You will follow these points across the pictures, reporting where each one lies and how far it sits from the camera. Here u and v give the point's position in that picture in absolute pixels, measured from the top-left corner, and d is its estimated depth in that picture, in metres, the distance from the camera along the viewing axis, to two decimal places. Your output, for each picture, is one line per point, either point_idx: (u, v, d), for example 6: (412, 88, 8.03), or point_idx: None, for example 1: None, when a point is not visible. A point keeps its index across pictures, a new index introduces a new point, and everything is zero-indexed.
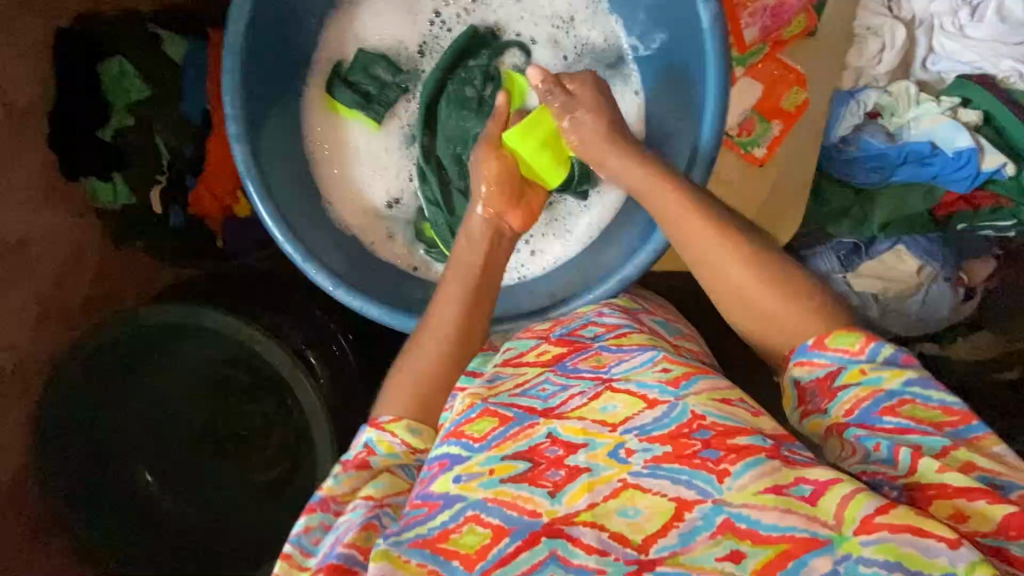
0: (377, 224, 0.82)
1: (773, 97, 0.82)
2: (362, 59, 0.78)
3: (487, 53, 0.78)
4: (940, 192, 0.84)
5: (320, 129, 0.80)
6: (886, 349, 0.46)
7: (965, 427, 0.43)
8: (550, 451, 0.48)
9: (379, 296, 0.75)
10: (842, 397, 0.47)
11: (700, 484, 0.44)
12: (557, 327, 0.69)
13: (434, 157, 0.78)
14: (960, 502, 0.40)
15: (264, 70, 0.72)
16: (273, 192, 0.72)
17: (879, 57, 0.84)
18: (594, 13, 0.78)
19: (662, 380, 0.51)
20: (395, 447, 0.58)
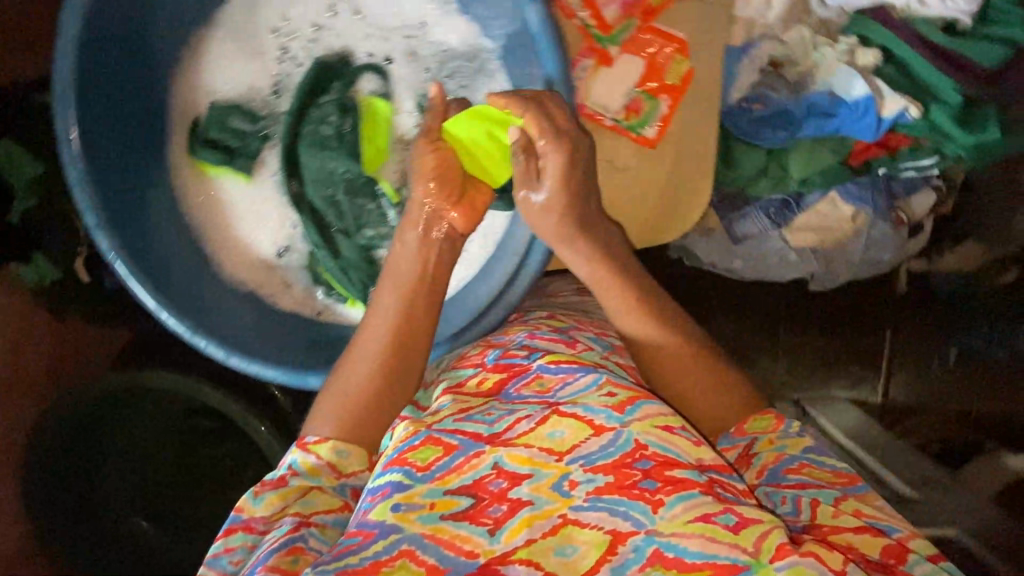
0: (272, 276, 0.81)
1: (655, 71, 0.76)
2: (215, 114, 0.75)
3: (339, 84, 0.74)
4: (846, 142, 0.79)
5: (192, 191, 0.78)
6: (791, 428, 0.62)
7: (852, 486, 0.57)
8: (493, 484, 0.50)
9: (277, 353, 0.75)
10: (756, 461, 0.60)
11: (635, 515, 0.47)
12: (489, 350, 0.70)
13: (306, 202, 0.76)
14: (848, 535, 0.51)
15: (109, 146, 0.69)
16: (148, 268, 0.70)
17: (768, 3, 0.76)
18: (444, 15, 0.73)
19: (608, 405, 0.53)
20: (318, 469, 0.59)
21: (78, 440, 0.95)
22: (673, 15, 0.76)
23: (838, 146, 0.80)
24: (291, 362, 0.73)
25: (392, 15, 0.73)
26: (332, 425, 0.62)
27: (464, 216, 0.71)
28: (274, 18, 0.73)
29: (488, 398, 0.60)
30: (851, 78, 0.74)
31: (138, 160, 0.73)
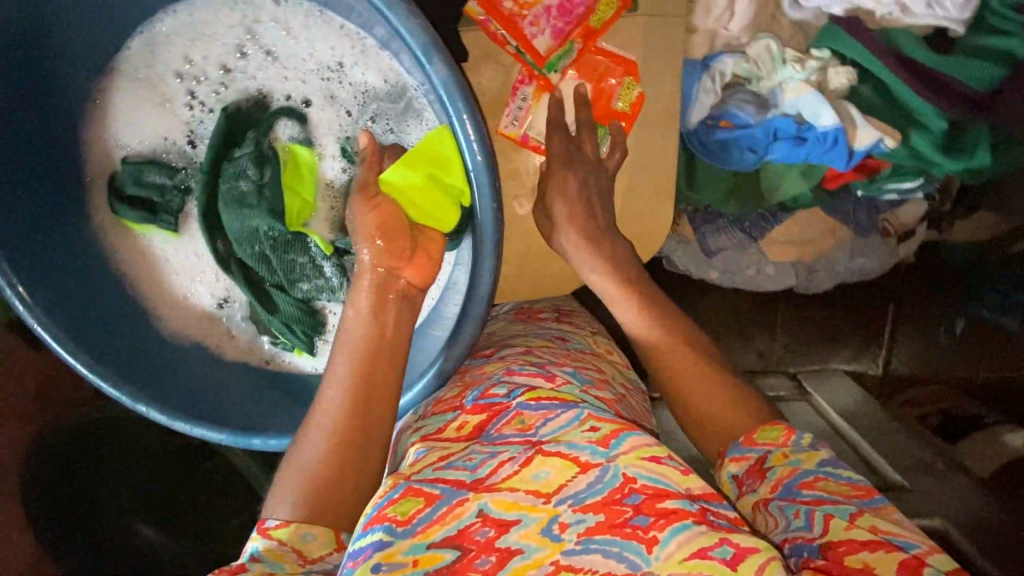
0: (215, 328, 0.79)
1: (602, 97, 0.68)
2: (129, 171, 0.71)
3: (254, 133, 0.68)
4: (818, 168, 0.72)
5: (123, 248, 0.75)
6: (804, 438, 0.56)
7: (869, 499, 0.52)
8: (480, 533, 0.51)
9: (223, 413, 0.72)
10: (766, 475, 0.55)
11: (631, 556, 0.49)
12: (467, 390, 0.66)
13: (234, 260, 0.72)
14: (864, 557, 0.47)
15: (21, 217, 0.65)
16: (81, 338, 0.68)
17: (730, 11, 0.66)
18: (362, 51, 0.65)
19: (591, 441, 0.54)
20: (284, 557, 0.56)
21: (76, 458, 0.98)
22: (620, 34, 0.67)
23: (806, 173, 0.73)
24: (233, 421, 0.71)
25: (306, 53, 0.67)
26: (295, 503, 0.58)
27: (418, 270, 0.65)
28: (179, 64, 0.68)
29: (469, 442, 0.59)
30: (817, 105, 0.65)
31: (59, 223, 0.70)
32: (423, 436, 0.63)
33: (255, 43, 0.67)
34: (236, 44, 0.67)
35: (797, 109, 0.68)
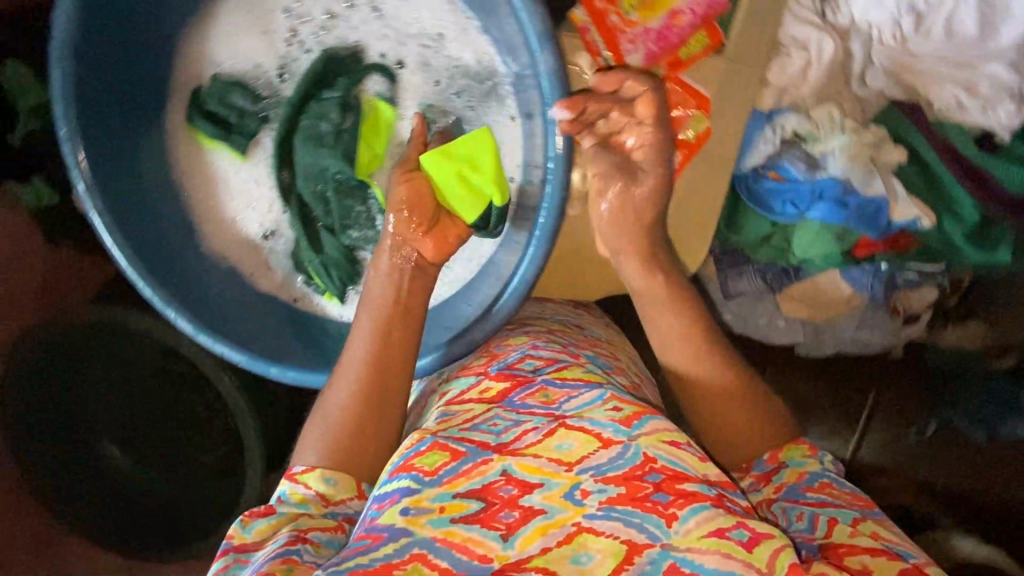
0: (254, 255, 0.81)
1: (672, 125, 0.72)
2: (216, 88, 0.73)
3: (344, 80, 0.72)
4: (853, 235, 0.76)
5: (187, 159, 0.77)
6: (820, 457, 0.62)
7: (870, 511, 0.56)
8: (504, 489, 0.53)
9: (246, 337, 0.74)
10: (776, 479, 0.60)
11: (651, 529, 0.50)
12: (493, 360, 0.71)
13: (294, 195, 0.76)
14: (864, 559, 0.50)
15: (107, 106, 0.68)
16: (133, 234, 0.70)
17: (803, 76, 0.72)
18: (464, 31, 0.70)
19: (614, 420, 0.56)
20: (307, 498, 0.60)
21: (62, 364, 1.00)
22: (702, 71, 0.71)
23: (841, 236, 0.77)
24: (257, 346, 0.74)
25: (410, 20, 0.71)
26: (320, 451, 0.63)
27: (433, 246, 0.69)
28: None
29: (491, 405, 0.63)
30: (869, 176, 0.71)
31: (133, 120, 0.72)
32: (447, 401, 0.68)
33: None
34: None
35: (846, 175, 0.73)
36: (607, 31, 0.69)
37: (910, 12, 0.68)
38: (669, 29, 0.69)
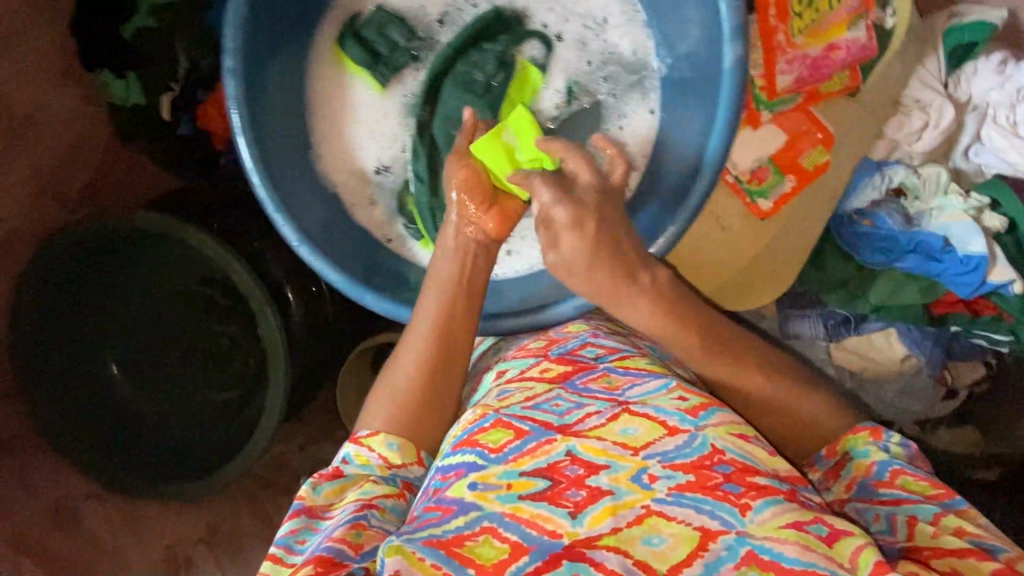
0: (361, 186, 0.81)
1: (795, 151, 0.78)
2: (378, 16, 0.76)
3: (506, 38, 0.75)
4: (939, 290, 0.81)
5: (324, 78, 0.78)
6: (893, 439, 0.55)
7: (951, 499, 0.50)
8: (569, 469, 0.50)
9: (342, 261, 0.75)
10: (845, 476, 0.55)
11: (723, 515, 0.46)
12: (552, 345, 0.69)
13: (428, 133, 0.78)
14: (955, 562, 0.45)
15: (280, 11, 0.71)
16: (261, 135, 0.72)
17: (919, 134, 0.78)
18: (629, 21, 0.74)
19: (681, 409, 0.53)
20: (371, 461, 0.58)
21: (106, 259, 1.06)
22: (831, 108, 0.77)
23: (927, 290, 0.81)
24: (352, 273, 0.75)
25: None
26: (384, 416, 0.61)
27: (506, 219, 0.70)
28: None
29: (552, 385, 0.60)
30: (969, 233, 0.76)
31: (291, 30, 0.73)
32: (506, 379, 0.65)
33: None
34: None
35: (948, 231, 0.78)
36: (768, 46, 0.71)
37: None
38: (823, 58, 0.71)
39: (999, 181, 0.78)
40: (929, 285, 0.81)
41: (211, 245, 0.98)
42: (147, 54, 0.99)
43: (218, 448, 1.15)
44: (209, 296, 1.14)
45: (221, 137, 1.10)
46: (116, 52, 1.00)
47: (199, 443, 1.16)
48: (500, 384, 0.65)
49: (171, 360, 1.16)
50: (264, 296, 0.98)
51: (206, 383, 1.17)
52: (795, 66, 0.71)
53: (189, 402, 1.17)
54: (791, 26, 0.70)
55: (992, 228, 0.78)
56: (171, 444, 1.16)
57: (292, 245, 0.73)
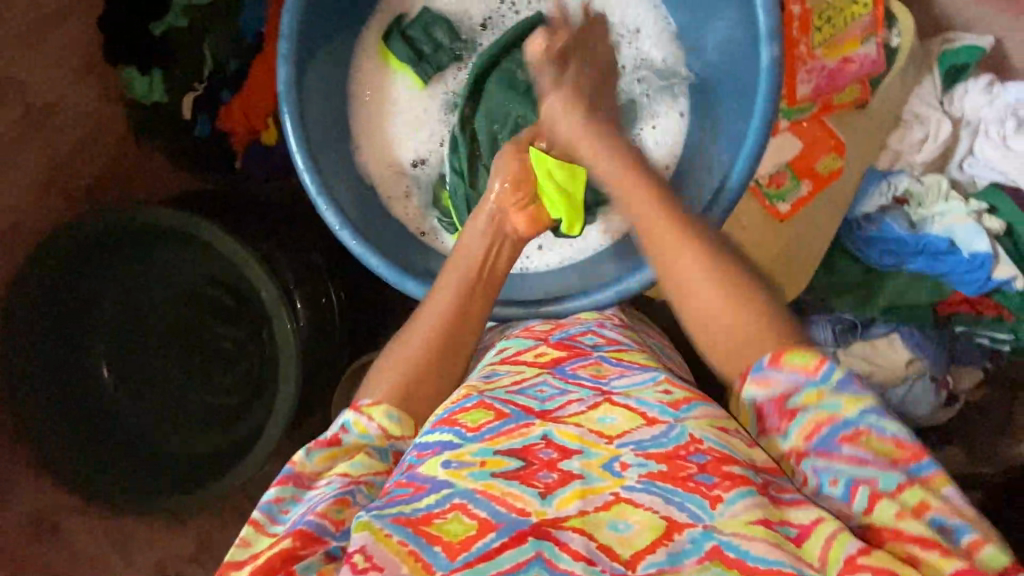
0: (398, 178, 0.85)
1: (811, 158, 0.84)
2: (425, 17, 0.83)
3: (547, 42, 0.84)
4: (946, 288, 0.89)
5: (368, 73, 0.84)
6: (836, 373, 0.52)
7: (916, 462, 0.49)
8: (543, 453, 0.51)
9: (380, 246, 0.77)
10: (801, 423, 0.52)
11: (691, 508, 0.46)
12: (558, 329, 0.73)
13: (470, 128, 0.84)
14: (913, 550, 0.45)
15: (331, 8, 0.76)
16: (307, 121, 0.75)
17: (920, 146, 0.88)
18: (660, 32, 0.84)
19: (663, 402, 0.55)
20: (370, 431, 0.58)
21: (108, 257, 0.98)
22: (844, 120, 0.84)
23: (935, 289, 0.89)
24: (397, 261, 0.77)
25: (617, 12, 0.84)
26: (385, 387, 0.61)
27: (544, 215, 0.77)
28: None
29: (542, 370, 0.63)
30: (974, 235, 0.86)
31: (339, 26, 0.79)
32: (503, 356, 0.69)
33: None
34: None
35: (952, 234, 0.87)
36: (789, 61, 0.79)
37: (1014, 115, 0.86)
38: (839, 70, 0.80)
39: (995, 188, 0.89)
40: (935, 284, 0.89)
41: (224, 241, 0.89)
42: (174, 51, 1.00)
43: (209, 466, 1.03)
44: (216, 299, 1.03)
45: (241, 138, 1.06)
46: (144, 49, 1.00)
47: (188, 459, 1.05)
48: (493, 363, 0.67)
49: (167, 367, 1.05)
50: (280, 297, 0.89)
51: (202, 393, 1.06)
52: (813, 76, 0.80)
53: (181, 415, 1.06)
54: (812, 40, 0.79)
55: (992, 231, 0.88)
56: (157, 459, 1.04)
57: (333, 230, 0.75)
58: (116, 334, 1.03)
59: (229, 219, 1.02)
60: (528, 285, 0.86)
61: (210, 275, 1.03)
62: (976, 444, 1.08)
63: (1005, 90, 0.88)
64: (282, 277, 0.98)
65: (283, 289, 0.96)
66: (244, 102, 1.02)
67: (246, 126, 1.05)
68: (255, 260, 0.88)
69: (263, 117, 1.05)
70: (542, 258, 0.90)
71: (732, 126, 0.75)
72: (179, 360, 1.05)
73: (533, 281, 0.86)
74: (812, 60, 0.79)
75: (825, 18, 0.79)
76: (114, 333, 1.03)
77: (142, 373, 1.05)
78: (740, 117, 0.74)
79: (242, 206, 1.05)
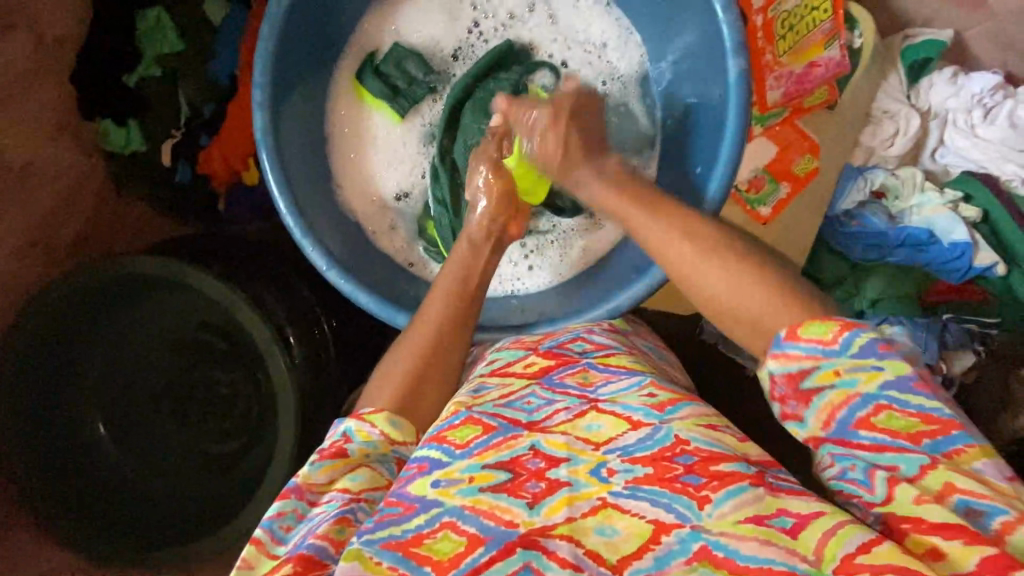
0: (383, 212, 0.86)
1: (786, 160, 0.86)
2: (396, 53, 0.84)
3: (520, 68, 0.85)
4: (931, 279, 0.91)
5: (344, 113, 0.86)
6: (859, 342, 0.50)
7: (944, 439, 0.47)
8: (531, 462, 0.52)
9: (369, 283, 0.77)
10: (819, 406, 0.51)
11: (679, 509, 0.47)
12: (546, 339, 0.73)
13: (449, 157, 0.84)
14: (937, 540, 0.44)
15: (300, 50, 0.77)
16: (286, 164, 0.75)
17: (892, 141, 0.91)
18: (625, 42, 0.86)
19: (647, 404, 0.56)
20: (373, 437, 0.58)
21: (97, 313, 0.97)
22: (814, 120, 0.87)
23: (922, 282, 0.92)
24: (385, 294, 0.77)
25: (582, 30, 0.86)
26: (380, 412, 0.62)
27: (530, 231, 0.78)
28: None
29: (531, 381, 0.63)
30: (953, 224, 0.89)
31: (312, 68, 0.81)
32: (493, 368, 0.68)
33: (546, 6, 0.86)
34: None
35: (933, 225, 0.90)
36: (757, 69, 0.81)
37: (981, 105, 0.91)
38: (807, 75, 0.82)
39: (969, 176, 0.92)
40: (924, 277, 0.92)
41: (211, 286, 0.89)
42: (152, 101, 1.00)
43: (213, 512, 1.01)
44: (207, 341, 1.03)
45: (223, 180, 1.07)
46: (118, 100, 1.00)
47: (191, 507, 1.03)
48: (482, 374, 0.67)
49: (161, 419, 1.04)
50: (271, 334, 0.88)
51: (200, 440, 1.05)
52: (782, 82, 0.81)
53: (181, 463, 1.04)
54: (777, 48, 0.81)
55: (969, 219, 0.90)
56: (161, 509, 1.03)
57: (320, 270, 0.75)
58: (110, 388, 1.02)
59: (217, 262, 1.01)
60: (518, 306, 0.87)
61: (201, 319, 1.03)
62: None
63: (970, 80, 0.92)
64: (274, 316, 0.98)
65: (275, 328, 0.96)
66: (222, 146, 1.03)
67: (227, 170, 1.06)
68: (244, 300, 0.88)
69: (243, 158, 1.05)
70: (531, 279, 0.91)
71: (704, 136, 0.77)
72: (176, 409, 1.04)
73: (522, 302, 0.88)
74: (780, 67, 0.80)
75: (789, 26, 0.80)
76: (109, 387, 1.02)
77: (137, 424, 1.04)
78: (715, 131, 0.74)
79: (230, 246, 1.05)
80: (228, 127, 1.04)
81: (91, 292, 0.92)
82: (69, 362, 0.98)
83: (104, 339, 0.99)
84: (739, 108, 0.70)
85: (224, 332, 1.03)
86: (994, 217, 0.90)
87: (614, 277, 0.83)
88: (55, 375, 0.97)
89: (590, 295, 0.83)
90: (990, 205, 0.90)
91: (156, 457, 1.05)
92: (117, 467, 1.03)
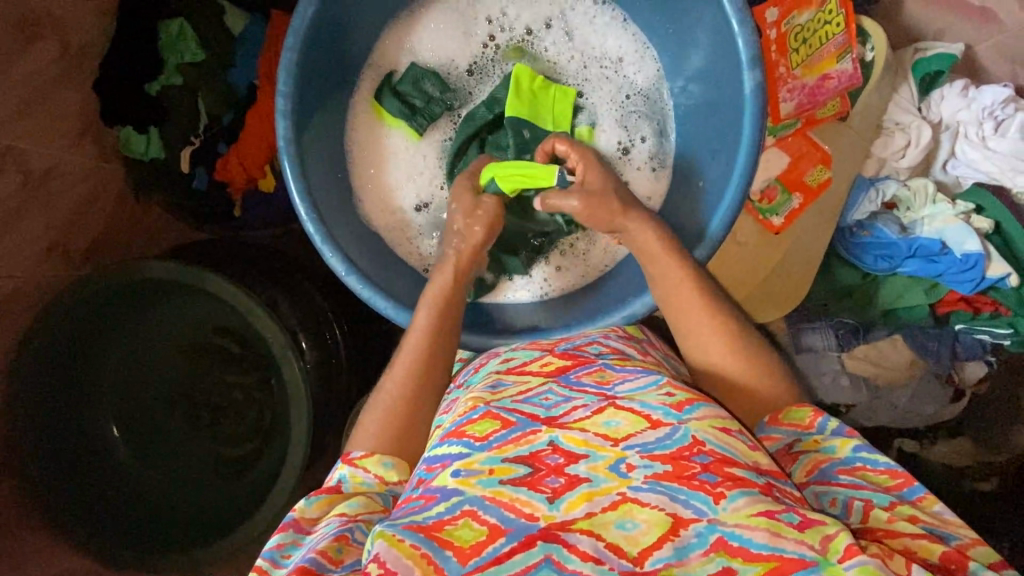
0: (402, 224, 0.89)
1: (798, 171, 0.90)
2: (413, 72, 0.87)
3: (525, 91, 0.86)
4: (941, 290, 0.94)
5: (365, 130, 0.88)
6: (832, 422, 0.60)
7: (909, 488, 0.54)
8: (550, 458, 0.52)
9: (392, 293, 0.79)
10: (803, 462, 0.59)
11: (696, 504, 0.47)
12: (559, 343, 0.73)
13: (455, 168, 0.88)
14: (906, 541, 0.49)
15: (324, 66, 0.79)
16: (308, 172, 0.77)
17: (903, 152, 0.94)
18: (641, 58, 0.88)
19: (665, 403, 0.54)
20: (367, 480, 0.61)
21: (115, 318, 0.97)
22: (824, 131, 0.91)
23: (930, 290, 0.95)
24: (401, 300, 0.79)
25: (597, 44, 0.89)
26: (395, 418, 0.64)
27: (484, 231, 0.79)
28: (493, 12, 0.89)
29: (547, 379, 0.62)
30: (965, 233, 0.90)
31: (334, 82, 0.83)
32: (509, 367, 0.68)
33: (561, 22, 0.89)
34: (546, 17, 0.89)
35: (945, 236, 0.92)
36: (771, 81, 0.88)
37: (991, 117, 0.92)
38: (818, 87, 0.86)
39: (979, 187, 0.94)
40: (932, 286, 0.95)
41: (225, 289, 0.89)
42: (171, 109, 1.01)
43: (219, 516, 1.01)
44: (222, 347, 1.04)
45: (238, 187, 1.07)
46: (139, 108, 1.01)
47: (198, 514, 1.03)
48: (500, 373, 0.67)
49: (172, 421, 1.06)
50: (285, 340, 0.88)
51: (212, 443, 1.06)
52: (795, 94, 0.87)
53: (193, 468, 1.05)
54: (790, 61, 0.87)
55: (982, 230, 0.92)
56: (167, 513, 1.03)
57: (338, 275, 0.76)
58: (125, 390, 1.02)
59: (232, 269, 1.02)
60: (544, 308, 0.89)
61: (216, 324, 1.03)
62: (983, 434, 1.10)
63: (980, 92, 0.93)
64: (286, 322, 0.99)
65: (289, 333, 0.97)
66: (241, 153, 1.04)
67: (244, 176, 1.07)
68: (260, 308, 0.88)
69: (260, 167, 1.06)
70: (557, 282, 0.92)
71: (717, 148, 0.78)
72: (189, 413, 1.05)
73: (547, 305, 0.90)
74: (792, 79, 0.86)
75: (802, 39, 0.85)
76: (124, 390, 1.02)
77: (144, 426, 1.04)
78: (728, 146, 0.76)
79: (242, 250, 1.05)
80: (247, 134, 1.06)
81: (110, 296, 0.93)
82: (86, 364, 0.98)
83: (117, 344, 0.99)
84: (754, 120, 0.72)
85: (237, 338, 1.04)
86: (1006, 228, 0.92)
87: (635, 281, 0.83)
88: (70, 378, 0.97)
89: (614, 300, 0.82)
90: (1003, 215, 0.92)
91: (167, 461, 1.05)
92: (133, 470, 1.04)
